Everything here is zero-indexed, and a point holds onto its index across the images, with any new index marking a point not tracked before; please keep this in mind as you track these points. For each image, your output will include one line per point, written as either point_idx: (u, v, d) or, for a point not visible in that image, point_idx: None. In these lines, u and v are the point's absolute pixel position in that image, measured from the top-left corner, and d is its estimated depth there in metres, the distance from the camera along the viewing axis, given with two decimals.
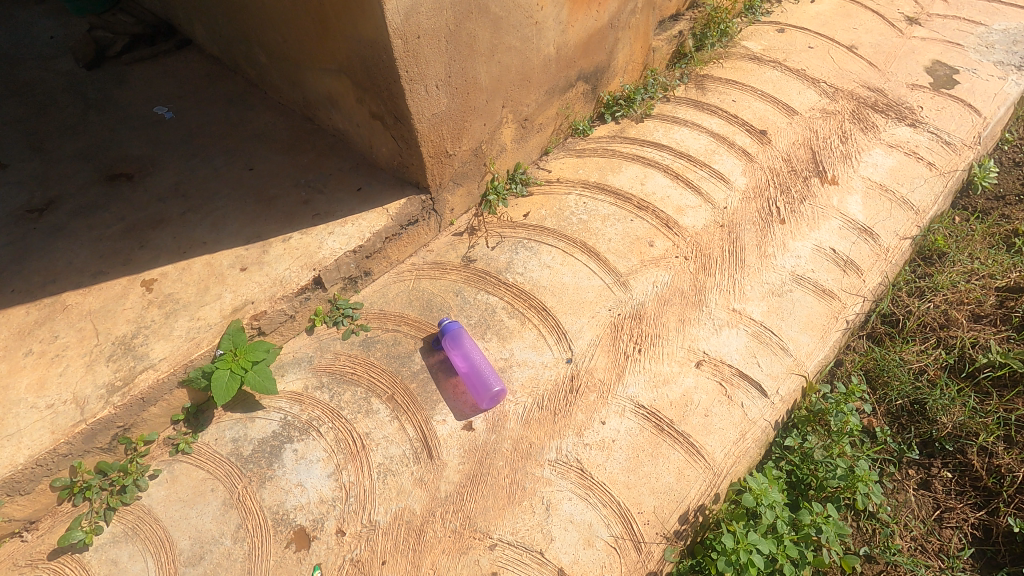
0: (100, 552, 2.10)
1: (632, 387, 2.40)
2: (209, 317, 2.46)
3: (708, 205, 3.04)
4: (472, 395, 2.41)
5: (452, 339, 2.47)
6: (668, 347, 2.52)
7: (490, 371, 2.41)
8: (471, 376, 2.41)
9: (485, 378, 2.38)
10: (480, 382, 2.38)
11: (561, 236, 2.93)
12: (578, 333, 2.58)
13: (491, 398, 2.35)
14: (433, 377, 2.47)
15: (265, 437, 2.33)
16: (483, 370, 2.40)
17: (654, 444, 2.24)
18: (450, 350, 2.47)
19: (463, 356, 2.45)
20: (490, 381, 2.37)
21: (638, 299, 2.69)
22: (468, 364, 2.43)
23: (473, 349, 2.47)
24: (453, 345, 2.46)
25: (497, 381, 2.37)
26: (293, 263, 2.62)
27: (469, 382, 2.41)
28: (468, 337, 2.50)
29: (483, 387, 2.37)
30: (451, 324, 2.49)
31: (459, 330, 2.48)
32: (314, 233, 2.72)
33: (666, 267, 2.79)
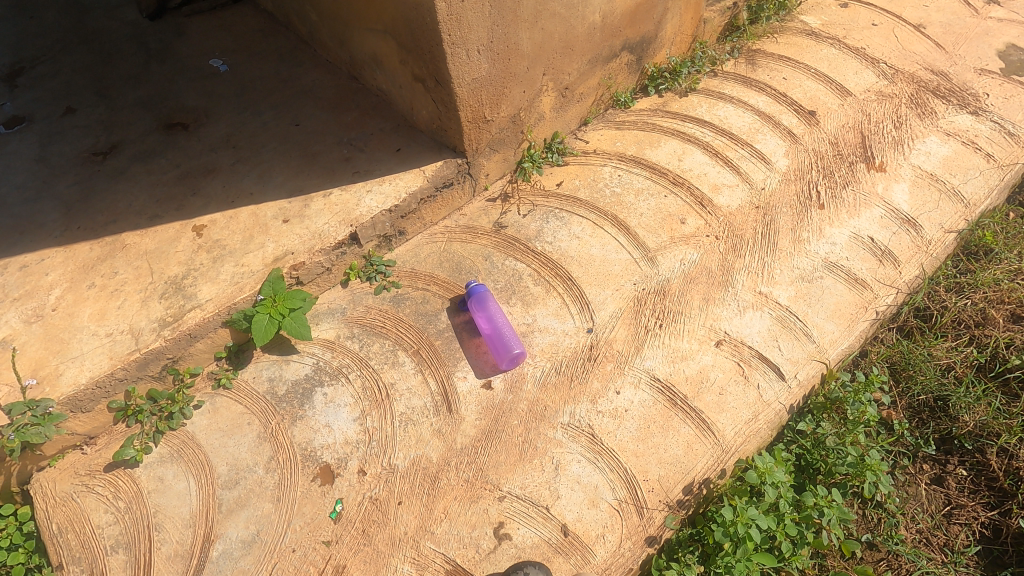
0: (149, 469, 2.32)
1: (649, 360, 2.44)
2: (252, 264, 2.61)
3: (745, 186, 2.99)
4: (491, 357, 2.50)
5: (478, 301, 2.57)
6: (689, 324, 2.54)
7: (512, 335, 2.50)
8: (493, 339, 2.50)
9: (508, 342, 2.47)
10: (503, 345, 2.47)
11: (592, 208, 2.95)
12: (602, 305, 2.63)
13: (511, 360, 2.44)
14: (456, 334, 2.59)
15: (298, 379, 2.51)
16: (505, 333, 2.50)
17: (665, 417, 2.29)
18: (475, 313, 2.57)
19: (487, 318, 2.54)
20: (512, 345, 2.46)
21: (664, 275, 2.70)
22: (491, 327, 2.52)
23: (498, 312, 2.57)
24: (478, 308, 2.56)
25: (519, 345, 2.46)
26: (332, 219, 2.74)
27: (491, 344, 2.51)
28: (494, 301, 2.60)
29: (505, 350, 2.46)
30: (478, 286, 2.59)
31: (486, 293, 2.57)
32: (353, 191, 2.82)
33: (696, 245, 2.79)
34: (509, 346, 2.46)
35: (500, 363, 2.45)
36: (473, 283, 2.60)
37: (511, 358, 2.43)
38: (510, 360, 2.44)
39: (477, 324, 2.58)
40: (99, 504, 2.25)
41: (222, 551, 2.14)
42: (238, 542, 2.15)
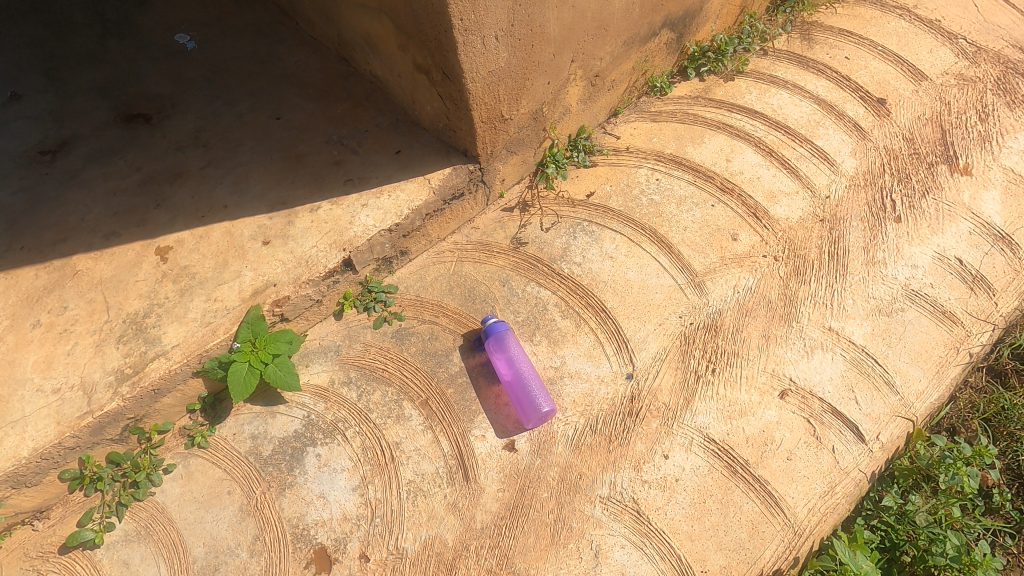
0: (112, 551, 1.97)
1: (701, 416, 2.06)
2: (227, 299, 2.18)
3: (807, 193, 2.54)
4: (514, 412, 2.12)
5: (496, 341, 2.16)
6: (748, 369, 2.15)
7: (539, 385, 2.12)
8: (516, 390, 2.11)
9: (535, 394, 2.08)
10: (528, 398, 2.08)
11: (627, 221, 2.51)
12: (643, 343, 2.23)
13: (539, 417, 2.05)
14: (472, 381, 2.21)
15: (286, 437, 2.14)
16: (530, 383, 2.10)
17: (724, 489, 1.93)
18: (492, 356, 2.17)
19: (507, 363, 2.15)
20: (540, 400, 2.07)
21: (715, 306, 2.29)
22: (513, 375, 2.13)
23: (520, 355, 2.17)
24: (496, 350, 2.16)
25: (547, 399, 2.08)
26: (321, 240, 2.30)
27: (513, 395, 2.11)
28: (515, 339, 2.20)
29: (531, 404, 2.07)
30: (497, 324, 2.17)
31: (506, 331, 2.17)
32: (345, 204, 2.38)
33: (752, 268, 2.36)
34: (535, 400, 2.07)
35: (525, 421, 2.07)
36: (489, 318, 2.18)
37: (539, 415, 2.05)
38: (538, 417, 2.05)
39: (495, 368, 2.19)
40: None
41: None
42: None
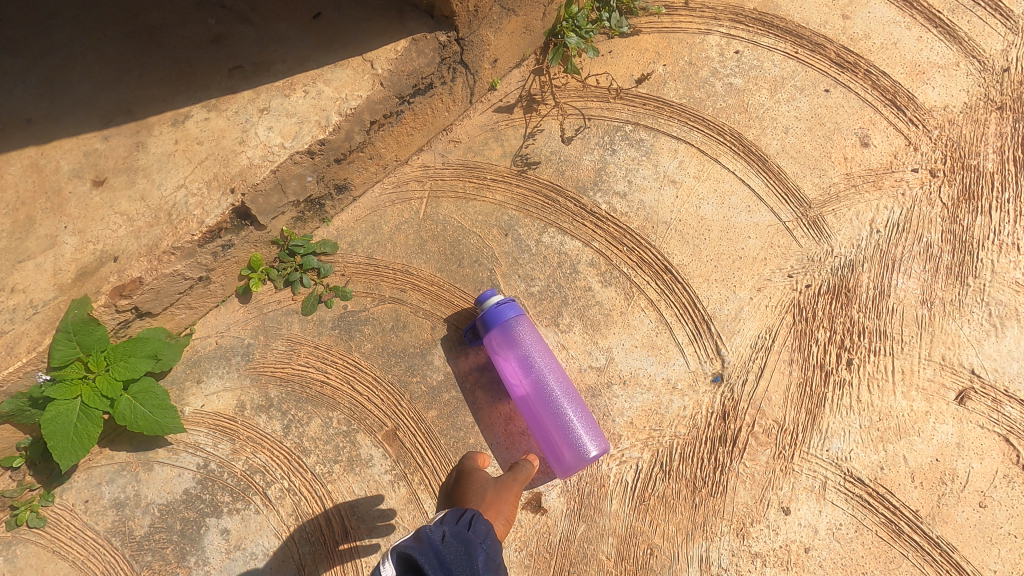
0: None
1: (838, 440, 1.29)
2: (33, 287, 1.25)
3: (971, 64, 1.62)
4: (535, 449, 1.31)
5: (500, 335, 1.31)
6: (905, 359, 1.35)
7: (575, 406, 1.30)
8: (538, 416, 1.29)
9: (570, 424, 1.26)
10: (559, 431, 1.26)
11: (694, 121, 1.59)
12: (735, 323, 1.40)
13: (577, 463, 1.24)
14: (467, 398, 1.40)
15: (171, 503, 1.33)
16: (561, 404, 1.28)
17: (883, 563, 1.21)
18: (496, 359, 1.33)
19: (522, 371, 1.31)
20: (579, 433, 1.26)
21: (844, 255, 1.45)
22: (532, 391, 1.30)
23: (543, 356, 1.33)
24: (502, 349, 1.32)
25: (591, 431, 1.26)
26: (194, 177, 1.34)
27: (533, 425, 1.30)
28: (532, 328, 1.34)
29: (565, 442, 1.26)
30: (503, 308, 1.28)
31: (517, 317, 1.31)
32: (232, 111, 1.40)
33: (896, 192, 1.49)
34: (570, 433, 1.26)
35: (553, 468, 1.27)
36: (485, 295, 1.31)
37: (577, 461, 1.24)
38: (577, 463, 1.24)
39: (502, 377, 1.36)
40: None
41: None
42: None
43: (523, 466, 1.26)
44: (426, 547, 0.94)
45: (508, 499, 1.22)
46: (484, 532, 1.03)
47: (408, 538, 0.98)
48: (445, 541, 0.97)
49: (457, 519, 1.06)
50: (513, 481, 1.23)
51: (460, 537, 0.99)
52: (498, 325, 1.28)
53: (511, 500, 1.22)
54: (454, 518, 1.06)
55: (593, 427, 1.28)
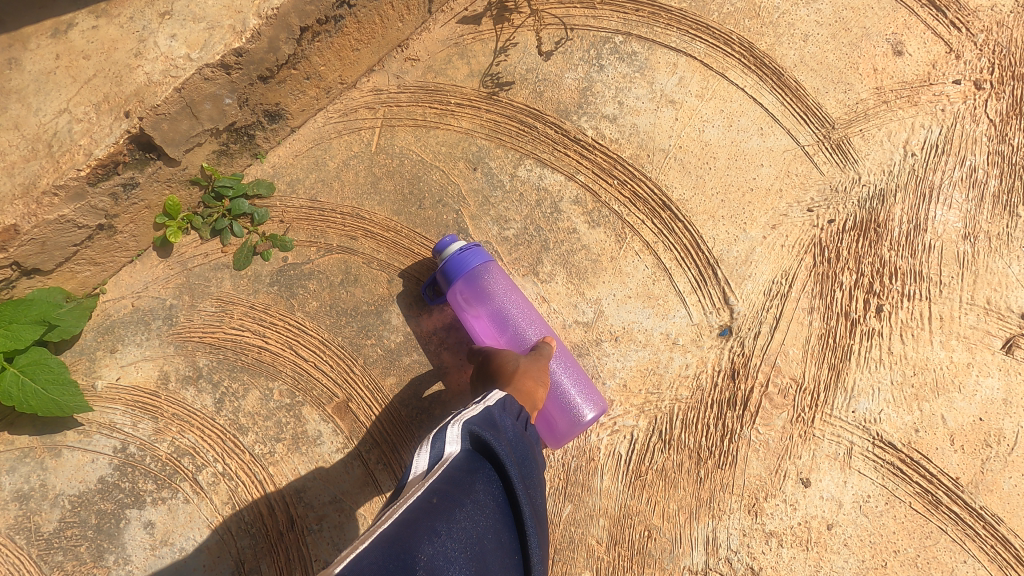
0: None
1: (866, 400, 1.10)
2: None
3: None
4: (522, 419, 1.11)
5: (467, 290, 1.08)
6: (942, 303, 1.15)
7: (565, 365, 1.09)
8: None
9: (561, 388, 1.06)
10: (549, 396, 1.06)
11: (697, 29, 1.33)
12: (745, 266, 1.19)
13: (574, 430, 1.04)
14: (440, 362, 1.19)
15: (84, 494, 1.12)
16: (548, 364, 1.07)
17: (917, 539, 1.04)
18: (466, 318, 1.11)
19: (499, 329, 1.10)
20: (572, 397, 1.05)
21: (873, 184, 1.23)
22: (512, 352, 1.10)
23: (521, 308, 1.12)
24: (473, 306, 1.10)
25: (585, 392, 1.05)
26: (79, 99, 1.08)
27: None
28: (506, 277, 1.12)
29: (556, 409, 1.05)
30: (464, 253, 1.05)
31: (486, 266, 1.08)
32: (125, 15, 1.12)
33: (935, 109, 1.26)
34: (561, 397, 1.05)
35: (545, 440, 1.06)
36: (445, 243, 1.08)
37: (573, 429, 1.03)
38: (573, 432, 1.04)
39: (475, 337, 1.15)
40: None
41: None
42: None
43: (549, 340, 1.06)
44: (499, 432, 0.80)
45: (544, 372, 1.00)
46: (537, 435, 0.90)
47: (473, 412, 0.82)
48: (515, 431, 0.83)
49: (517, 408, 0.89)
50: (544, 355, 1.02)
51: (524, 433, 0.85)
52: (461, 278, 1.06)
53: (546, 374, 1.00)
54: (512, 404, 0.89)
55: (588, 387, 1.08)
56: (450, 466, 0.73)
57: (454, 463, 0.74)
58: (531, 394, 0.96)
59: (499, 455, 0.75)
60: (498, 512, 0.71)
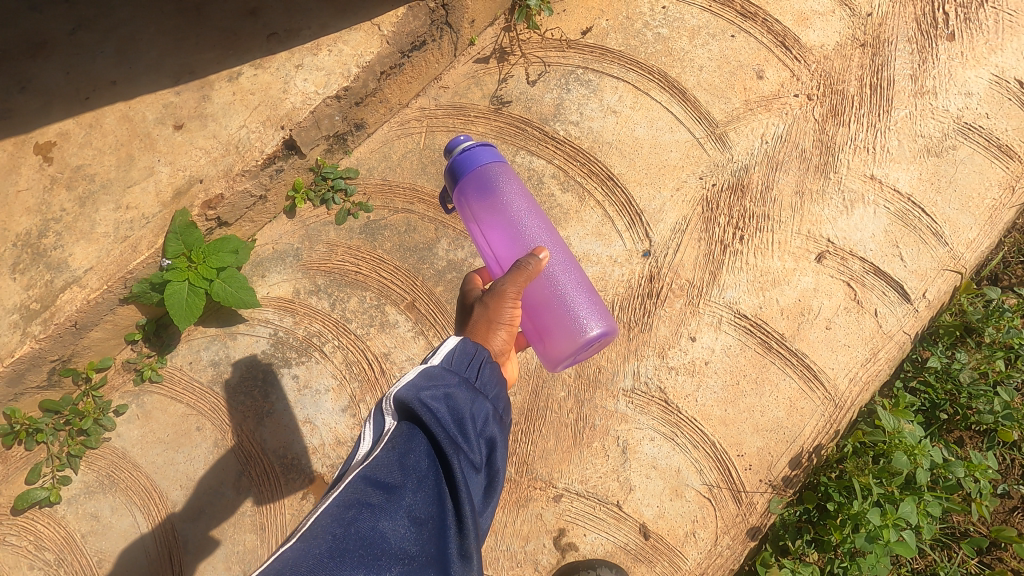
0: (75, 506, 1.72)
1: (731, 291, 1.81)
2: (143, 204, 1.72)
3: (845, 11, 2.07)
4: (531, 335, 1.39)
5: (482, 192, 1.37)
6: (780, 233, 1.86)
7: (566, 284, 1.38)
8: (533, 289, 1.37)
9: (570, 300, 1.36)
10: (560, 309, 1.34)
11: (631, 64, 2.04)
12: (659, 214, 1.90)
13: (585, 349, 1.32)
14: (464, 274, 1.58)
15: (254, 360, 1.82)
16: (557, 274, 1.38)
17: (758, 368, 1.74)
18: (482, 218, 1.39)
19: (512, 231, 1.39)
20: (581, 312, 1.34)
21: (741, 161, 1.94)
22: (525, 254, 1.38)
23: (531, 221, 1.42)
24: (488, 205, 1.38)
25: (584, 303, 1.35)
26: (250, 118, 1.80)
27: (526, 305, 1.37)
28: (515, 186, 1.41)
29: (563, 318, 1.33)
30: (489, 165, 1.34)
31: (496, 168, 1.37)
32: (274, 67, 1.84)
33: (781, 113, 1.98)
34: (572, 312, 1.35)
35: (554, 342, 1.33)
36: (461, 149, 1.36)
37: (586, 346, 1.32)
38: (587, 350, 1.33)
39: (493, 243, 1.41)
40: (19, 559, 1.69)
41: None
42: None
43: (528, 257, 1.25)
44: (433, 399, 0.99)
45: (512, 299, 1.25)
46: (488, 376, 1.11)
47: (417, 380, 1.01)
48: (457, 389, 1.03)
49: (464, 361, 1.10)
50: (509, 289, 1.23)
51: (464, 385, 1.04)
52: (483, 176, 1.34)
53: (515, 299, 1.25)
54: (462, 356, 1.10)
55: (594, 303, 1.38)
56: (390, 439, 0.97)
57: (393, 437, 0.97)
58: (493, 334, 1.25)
59: (427, 426, 0.95)
60: (426, 468, 0.95)
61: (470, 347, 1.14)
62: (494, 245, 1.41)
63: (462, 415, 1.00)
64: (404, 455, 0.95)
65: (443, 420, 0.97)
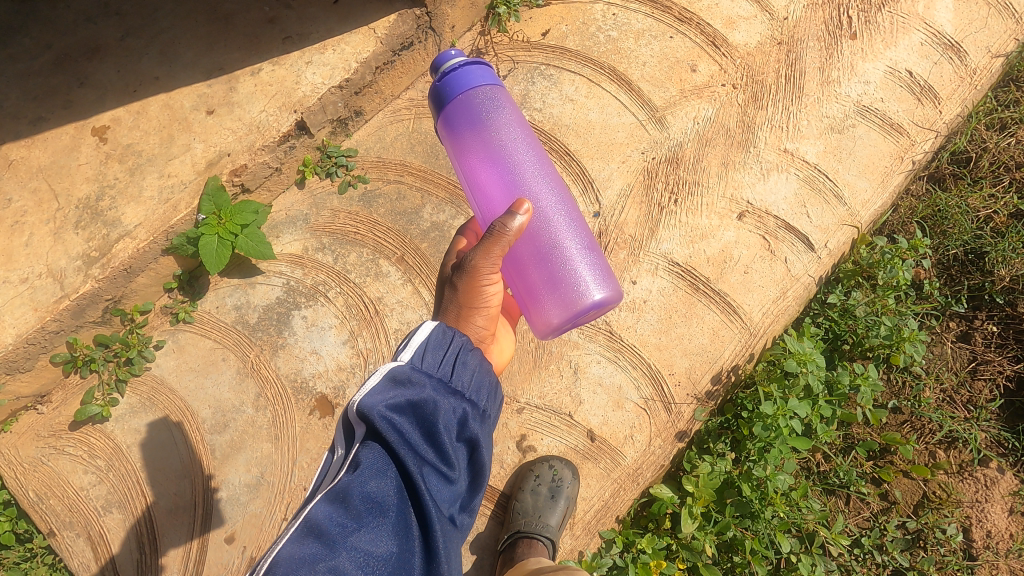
0: (122, 423, 2.07)
1: (666, 243, 2.17)
2: (181, 174, 2.12)
3: (765, 16, 2.46)
4: (517, 293, 1.46)
5: (477, 121, 1.35)
6: (707, 196, 2.23)
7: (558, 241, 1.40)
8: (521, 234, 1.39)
9: (564, 255, 1.39)
10: (552, 269, 1.38)
11: (585, 61, 2.43)
12: (607, 182, 2.27)
13: (576, 312, 1.36)
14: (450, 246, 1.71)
15: (270, 304, 2.18)
16: (549, 232, 1.39)
17: (688, 304, 2.10)
18: (467, 143, 1.37)
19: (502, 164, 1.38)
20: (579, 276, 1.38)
21: (676, 139, 2.31)
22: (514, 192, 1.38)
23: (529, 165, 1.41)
24: (479, 128, 1.36)
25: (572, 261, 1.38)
26: (269, 105, 2.21)
27: (511, 263, 1.43)
28: (513, 113, 1.39)
29: (555, 278, 1.37)
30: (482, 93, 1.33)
31: (493, 87, 1.35)
32: (288, 63, 2.24)
33: (711, 99, 2.36)
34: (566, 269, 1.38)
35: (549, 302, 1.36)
36: (453, 59, 1.33)
37: (579, 310, 1.36)
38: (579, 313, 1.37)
39: (488, 184, 1.40)
40: (75, 466, 2.03)
41: (227, 498, 1.99)
42: (242, 486, 2.00)
43: (504, 220, 1.28)
44: (399, 408, 1.07)
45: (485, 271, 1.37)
46: (461, 379, 1.19)
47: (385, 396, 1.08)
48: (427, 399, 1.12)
49: (435, 366, 1.18)
50: (482, 264, 1.35)
51: (431, 389, 1.13)
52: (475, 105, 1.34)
53: (489, 272, 1.37)
54: (431, 359, 1.19)
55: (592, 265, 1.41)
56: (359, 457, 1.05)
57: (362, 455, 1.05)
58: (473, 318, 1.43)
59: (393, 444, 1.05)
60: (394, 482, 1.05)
61: (440, 346, 1.23)
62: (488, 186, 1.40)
63: (430, 421, 1.10)
64: (372, 472, 1.04)
65: (409, 437, 1.07)
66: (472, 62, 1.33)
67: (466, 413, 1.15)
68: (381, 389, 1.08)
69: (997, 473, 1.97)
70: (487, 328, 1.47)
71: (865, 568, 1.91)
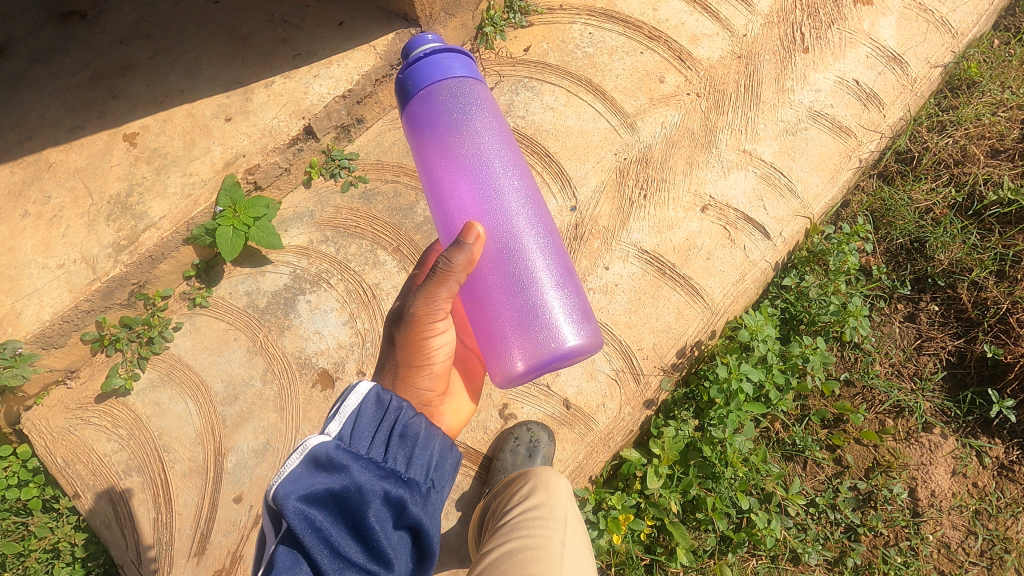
0: (142, 396, 2.28)
1: (636, 233, 2.40)
2: (202, 173, 2.38)
3: (726, 34, 2.74)
4: (478, 330, 1.48)
5: (447, 125, 1.42)
6: (673, 192, 2.47)
7: (527, 277, 1.43)
8: (485, 253, 1.43)
9: (533, 281, 1.43)
10: (518, 309, 1.42)
11: (564, 74, 2.70)
12: (583, 180, 2.51)
13: (540, 360, 1.39)
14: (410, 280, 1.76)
15: (278, 290, 2.41)
16: (516, 267, 1.43)
17: (655, 287, 2.31)
18: (436, 138, 1.42)
19: (472, 165, 1.42)
20: (550, 316, 1.42)
21: (646, 141, 2.56)
22: (484, 201, 1.42)
23: (501, 179, 1.44)
24: (449, 122, 1.42)
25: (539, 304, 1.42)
26: (280, 112, 2.47)
27: (472, 296, 1.48)
28: (487, 110, 1.47)
29: (520, 323, 1.41)
30: (450, 92, 1.41)
31: (467, 78, 1.43)
32: (298, 77, 2.52)
33: (677, 106, 2.62)
34: (536, 302, 1.42)
35: (514, 347, 1.41)
36: (427, 49, 1.42)
37: (550, 354, 1.39)
38: (550, 356, 1.39)
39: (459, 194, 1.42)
40: (99, 434, 2.24)
41: (237, 462, 2.19)
42: (250, 452, 2.20)
43: (452, 253, 1.34)
44: (317, 497, 1.05)
45: (428, 318, 1.46)
46: (394, 464, 1.18)
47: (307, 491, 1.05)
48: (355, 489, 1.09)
49: (364, 450, 1.17)
50: (419, 312, 1.44)
51: (360, 476, 1.10)
52: (444, 106, 1.42)
53: (428, 315, 1.45)
54: (361, 443, 1.18)
55: (565, 301, 1.46)
56: (275, 558, 1.02)
57: (278, 556, 1.02)
58: (416, 371, 1.52)
59: (311, 544, 1.02)
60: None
61: (374, 427, 1.22)
62: (459, 199, 1.42)
63: (355, 511, 1.07)
64: None
65: (330, 534, 1.05)
66: (447, 49, 1.42)
67: (399, 499, 1.13)
68: (298, 476, 1.06)
69: (940, 438, 2.17)
70: (436, 388, 1.60)
71: (821, 525, 2.08)
